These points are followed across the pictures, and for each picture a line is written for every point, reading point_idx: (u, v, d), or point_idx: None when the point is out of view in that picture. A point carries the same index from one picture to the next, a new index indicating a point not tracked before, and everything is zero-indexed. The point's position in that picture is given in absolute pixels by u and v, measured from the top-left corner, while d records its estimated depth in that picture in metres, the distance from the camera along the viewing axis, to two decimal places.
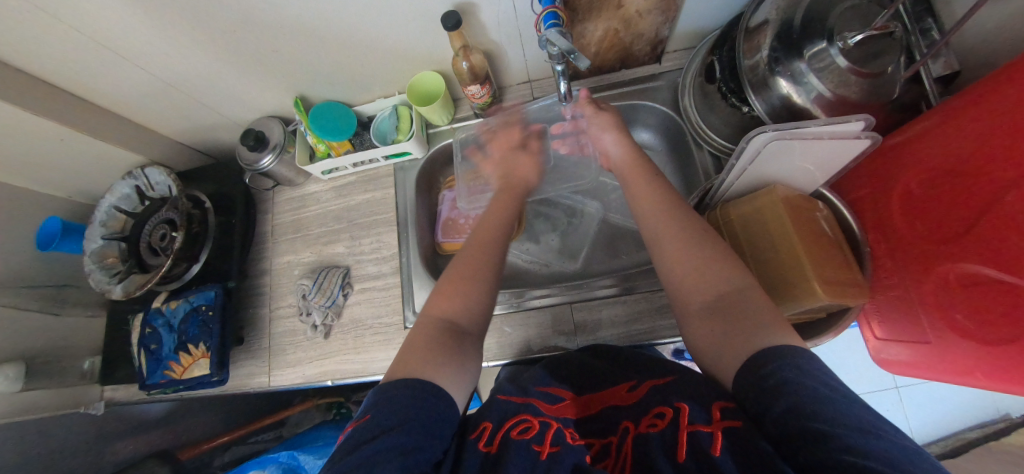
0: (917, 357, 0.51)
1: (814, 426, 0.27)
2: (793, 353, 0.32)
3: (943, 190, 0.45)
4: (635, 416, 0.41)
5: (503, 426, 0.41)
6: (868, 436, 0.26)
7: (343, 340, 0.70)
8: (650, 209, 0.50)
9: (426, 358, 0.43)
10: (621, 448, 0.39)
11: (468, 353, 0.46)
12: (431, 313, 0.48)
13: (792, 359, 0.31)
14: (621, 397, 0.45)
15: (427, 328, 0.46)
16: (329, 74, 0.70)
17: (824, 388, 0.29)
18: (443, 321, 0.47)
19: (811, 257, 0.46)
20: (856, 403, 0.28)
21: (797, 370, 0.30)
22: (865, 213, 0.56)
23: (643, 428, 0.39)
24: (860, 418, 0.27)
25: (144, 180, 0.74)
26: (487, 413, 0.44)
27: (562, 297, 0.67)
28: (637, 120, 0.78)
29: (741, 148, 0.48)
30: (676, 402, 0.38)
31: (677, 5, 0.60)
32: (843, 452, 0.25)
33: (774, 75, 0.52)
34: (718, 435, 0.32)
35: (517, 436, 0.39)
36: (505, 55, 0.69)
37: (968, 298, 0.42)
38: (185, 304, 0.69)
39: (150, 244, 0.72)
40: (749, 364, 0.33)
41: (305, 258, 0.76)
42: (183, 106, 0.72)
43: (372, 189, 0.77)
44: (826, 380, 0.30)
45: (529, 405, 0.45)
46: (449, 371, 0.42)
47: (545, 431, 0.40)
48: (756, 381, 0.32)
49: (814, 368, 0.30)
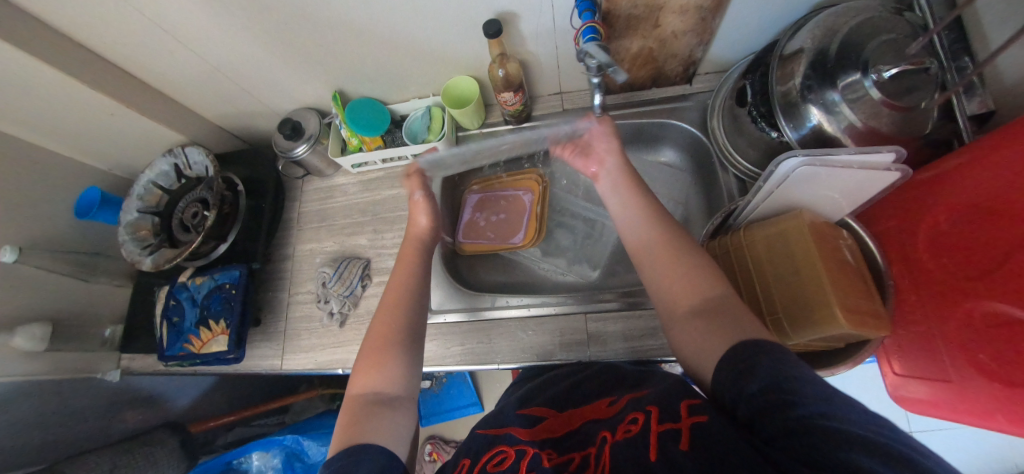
0: (936, 395, 0.50)
1: (778, 400, 0.29)
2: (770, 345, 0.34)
3: (972, 228, 0.45)
4: (611, 425, 0.41)
5: (480, 460, 0.43)
6: (822, 394, 0.28)
7: (357, 330, 0.71)
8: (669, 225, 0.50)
9: (358, 427, 0.43)
10: (599, 458, 0.37)
11: (400, 408, 0.46)
12: (360, 379, 0.48)
13: (768, 349, 0.33)
14: (602, 412, 0.45)
15: (353, 401, 0.46)
16: (369, 72, 0.73)
17: (793, 370, 0.30)
18: (367, 394, 0.46)
19: (834, 284, 0.45)
20: (824, 379, 0.30)
21: (774, 357, 0.32)
22: (890, 246, 0.55)
23: (619, 434, 0.38)
24: (824, 388, 0.29)
25: (183, 159, 0.77)
26: (465, 450, 0.47)
27: (578, 306, 0.67)
28: (663, 138, 0.79)
29: (768, 171, 0.49)
30: (647, 407, 0.39)
31: (713, 28, 0.62)
32: (812, 416, 0.27)
33: (806, 103, 0.53)
34: (687, 432, 0.33)
35: (494, 469, 0.41)
36: (540, 65, 0.71)
37: (994, 337, 0.42)
38: (210, 281, 0.71)
39: (183, 220, 0.75)
40: (732, 357, 0.35)
41: (328, 247, 0.78)
42: (227, 91, 0.76)
43: (398, 186, 0.79)
44: (796, 360, 0.32)
45: (505, 435, 0.46)
46: (387, 431, 0.43)
47: (521, 458, 0.41)
48: (734, 372, 0.34)
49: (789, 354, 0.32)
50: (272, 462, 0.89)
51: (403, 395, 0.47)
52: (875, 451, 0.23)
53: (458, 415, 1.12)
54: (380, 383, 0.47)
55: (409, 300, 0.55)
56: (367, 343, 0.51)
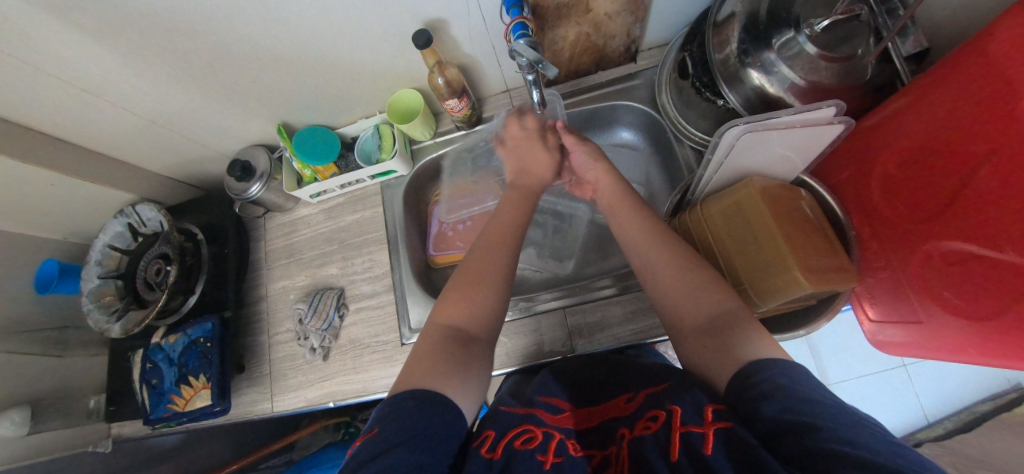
0: (910, 337, 0.50)
1: (787, 424, 0.29)
2: (773, 364, 0.34)
3: (919, 171, 0.45)
4: (630, 423, 0.41)
5: (506, 435, 0.41)
6: (831, 417, 0.28)
7: (342, 361, 0.70)
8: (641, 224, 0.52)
9: (427, 369, 0.43)
10: (620, 454, 0.38)
11: (475, 362, 0.45)
12: (447, 310, 0.49)
13: (790, 371, 0.33)
14: (620, 408, 0.45)
15: (431, 337, 0.47)
16: (310, 99, 0.71)
17: (811, 393, 0.31)
18: (450, 329, 0.48)
19: (792, 246, 0.45)
20: (846, 408, 0.29)
21: (796, 380, 0.32)
22: (846, 197, 0.55)
23: (637, 431, 0.39)
24: (829, 409, 0.29)
25: (136, 217, 0.76)
26: (489, 423, 0.44)
27: (559, 301, 0.67)
28: (618, 120, 0.78)
29: (714, 143, 0.49)
30: (670, 406, 0.38)
31: (645, 5, 0.61)
32: (835, 443, 0.26)
33: (745, 67, 0.53)
34: (711, 435, 0.32)
35: (520, 446, 0.39)
36: (481, 66, 0.69)
37: (953, 275, 0.42)
38: (183, 338, 0.70)
39: (146, 279, 0.73)
40: (739, 374, 0.35)
41: (300, 282, 0.76)
42: (169, 141, 0.73)
43: (361, 209, 0.77)
44: (795, 379, 0.32)
45: (532, 416, 0.45)
46: (456, 380, 0.42)
47: (548, 441, 0.41)
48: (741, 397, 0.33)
49: (791, 372, 0.33)
50: None
51: (487, 339, 0.49)
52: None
53: None
54: (462, 319, 0.49)
55: (489, 279, 0.51)
56: (456, 280, 0.52)
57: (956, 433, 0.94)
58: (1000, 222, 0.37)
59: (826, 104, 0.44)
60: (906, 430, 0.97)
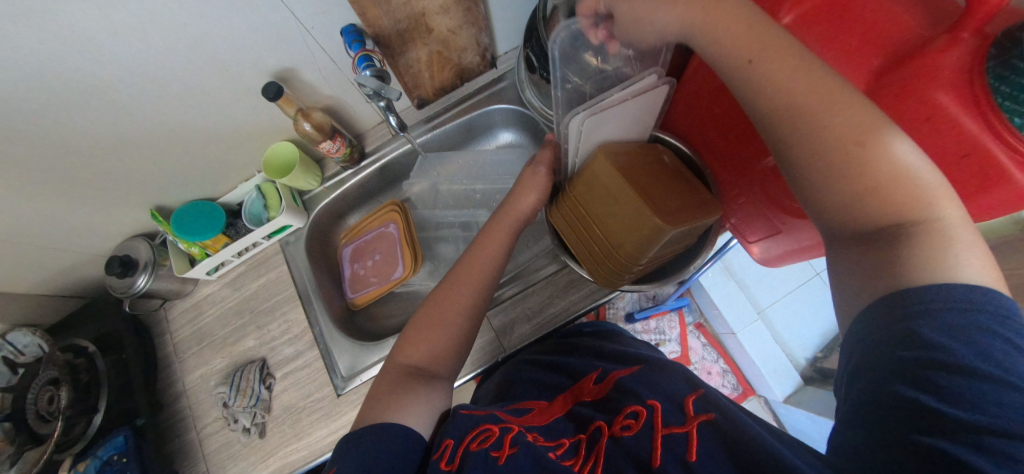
0: (782, 250, 0.56)
1: (919, 394, 0.25)
2: (945, 296, 0.26)
3: (729, 104, 0.49)
4: (607, 414, 0.43)
5: (466, 439, 0.41)
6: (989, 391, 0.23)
7: (281, 432, 0.67)
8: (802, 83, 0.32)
9: (386, 404, 0.46)
10: (592, 447, 0.40)
11: (436, 388, 0.50)
12: (411, 349, 0.53)
13: (938, 310, 0.26)
14: (591, 392, 0.48)
15: (390, 375, 0.51)
16: (178, 175, 0.68)
17: (968, 357, 0.24)
18: (409, 367, 0.51)
19: (644, 196, 0.48)
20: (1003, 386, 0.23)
21: (940, 328, 0.26)
22: (696, 141, 0.61)
23: (616, 429, 0.40)
24: (1005, 388, 0.23)
25: (8, 348, 0.68)
26: (449, 428, 0.43)
27: (520, 291, 0.67)
28: (495, 124, 0.80)
29: (563, 132, 0.53)
30: (648, 401, 0.41)
31: (482, 14, 0.64)
32: (947, 437, 0.23)
33: (577, 51, 0.57)
34: (694, 435, 0.35)
35: (475, 447, 0.39)
36: (348, 104, 0.70)
37: (782, 183, 0.48)
38: (94, 462, 0.63)
39: (38, 412, 0.66)
40: (884, 305, 0.29)
41: (217, 366, 0.72)
42: (29, 255, 0.67)
43: (265, 272, 0.74)
44: (1007, 334, 0.25)
45: (492, 415, 0.44)
46: (413, 408, 0.46)
47: (505, 435, 0.41)
48: (882, 321, 0.28)
49: (999, 324, 0.25)
50: None
51: (444, 374, 0.52)
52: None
53: None
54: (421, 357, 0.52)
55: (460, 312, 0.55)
56: (423, 312, 0.56)
57: None
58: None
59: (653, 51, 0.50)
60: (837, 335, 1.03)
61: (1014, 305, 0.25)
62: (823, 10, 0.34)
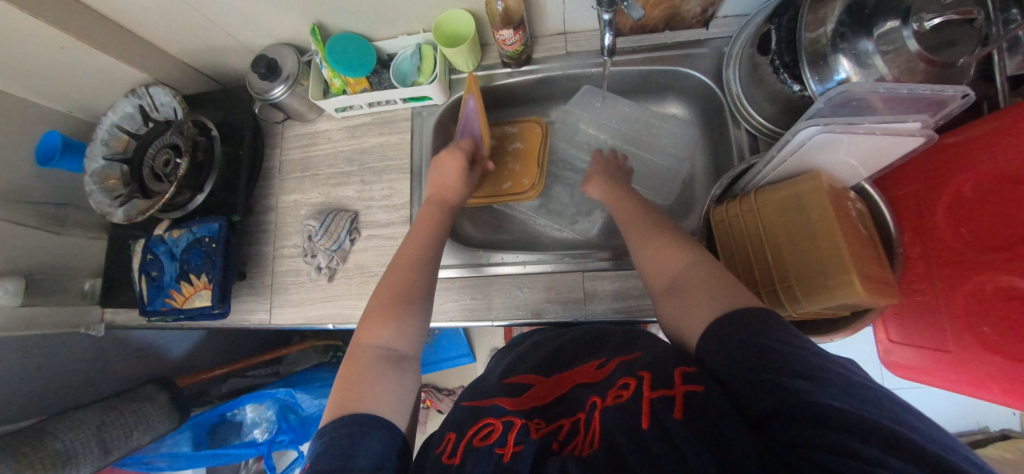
0: (927, 364, 0.50)
1: (843, 436, 0.24)
2: (784, 342, 0.31)
3: (994, 195, 0.41)
4: (601, 391, 0.40)
5: (466, 434, 0.40)
6: (828, 387, 0.27)
7: (347, 284, 0.69)
8: (668, 312, 0.42)
9: (353, 392, 0.41)
10: (589, 423, 0.37)
11: (406, 373, 0.45)
12: (373, 330, 0.46)
13: (774, 338, 0.32)
14: (589, 375, 0.45)
15: (357, 360, 0.45)
16: (350, 2, 0.64)
17: (823, 375, 0.28)
18: (379, 349, 0.45)
19: (852, 250, 0.42)
20: (857, 387, 0.27)
21: (796, 359, 0.29)
22: (904, 212, 0.52)
23: (609, 400, 0.38)
24: (858, 392, 0.27)
25: (148, 100, 0.70)
26: (450, 423, 0.44)
27: (617, 266, 0.64)
28: (671, 88, 0.73)
29: (784, 139, 0.45)
30: (639, 372, 0.38)
31: None
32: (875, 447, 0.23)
33: (836, 53, 0.49)
34: (680, 398, 0.32)
35: (479, 443, 0.38)
36: (544, 0, 0.62)
37: (999, 311, 0.40)
38: (188, 234, 0.67)
39: (153, 169, 0.69)
40: (728, 356, 0.33)
41: (313, 199, 0.73)
42: (190, 22, 0.66)
43: (387, 133, 0.73)
44: (824, 359, 0.30)
45: (492, 407, 0.44)
46: (387, 398, 0.42)
47: (509, 430, 0.39)
48: (766, 386, 0.29)
49: (818, 353, 0.30)
50: (266, 414, 0.90)
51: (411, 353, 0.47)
52: (894, 448, 0.22)
53: (449, 365, 1.14)
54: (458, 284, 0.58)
55: (422, 254, 0.54)
56: (377, 294, 0.50)
57: None
58: None
59: (955, 89, 0.38)
60: None
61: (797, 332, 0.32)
62: None
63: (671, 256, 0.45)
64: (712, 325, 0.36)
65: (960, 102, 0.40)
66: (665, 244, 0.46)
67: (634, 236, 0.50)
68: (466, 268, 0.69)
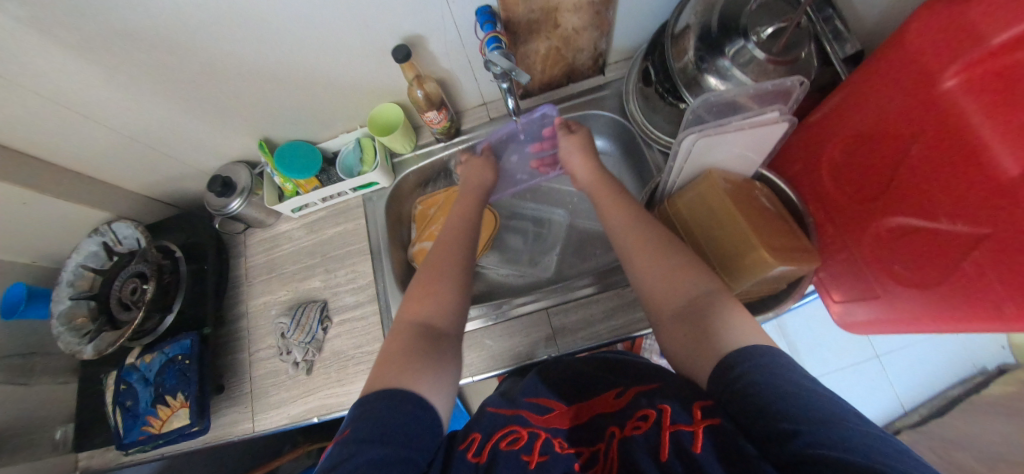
0: (872, 315, 0.54)
1: (811, 444, 0.27)
2: (757, 355, 0.34)
3: (859, 157, 0.48)
4: (620, 420, 0.42)
5: (492, 437, 0.43)
6: (837, 433, 0.27)
7: (326, 374, 0.69)
8: (674, 344, 0.42)
9: (398, 365, 0.42)
10: (608, 452, 0.39)
11: (446, 352, 0.45)
12: (414, 308, 0.50)
13: (757, 361, 0.33)
14: (608, 405, 0.47)
15: (401, 335, 0.46)
16: (290, 115, 0.72)
17: (786, 385, 0.31)
18: (419, 327, 0.47)
19: (755, 228, 0.48)
20: (824, 399, 0.30)
21: (765, 371, 0.32)
22: (803, 187, 0.59)
23: (627, 431, 0.39)
24: (818, 399, 0.30)
25: (112, 235, 0.74)
26: (476, 426, 0.46)
27: (593, 290, 0.67)
28: (589, 129, 0.82)
29: (674, 151, 0.52)
30: (660, 404, 0.39)
31: (609, 20, 0.65)
32: (817, 447, 0.26)
33: (702, 73, 0.57)
34: (700, 433, 0.33)
35: (506, 447, 0.41)
36: (458, 81, 0.72)
37: (899, 249, 0.46)
38: (160, 356, 0.68)
39: (121, 299, 0.71)
40: (720, 371, 0.35)
41: (282, 297, 0.76)
42: (147, 158, 0.73)
43: (343, 221, 0.78)
44: (789, 369, 0.32)
45: (517, 417, 0.47)
46: (431, 376, 0.42)
47: (533, 440, 0.42)
48: (740, 388, 0.32)
49: (782, 363, 0.33)
50: None
51: (455, 334, 0.48)
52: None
53: None
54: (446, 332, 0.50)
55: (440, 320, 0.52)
56: (419, 279, 0.54)
57: (930, 418, 0.97)
58: (919, 189, 0.41)
59: (791, 78, 0.47)
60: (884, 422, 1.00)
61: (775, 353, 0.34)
62: (990, 85, 0.34)
63: (666, 264, 0.47)
64: (717, 366, 0.36)
65: (800, 89, 0.48)
66: (668, 277, 0.46)
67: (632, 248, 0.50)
68: (482, 318, 0.69)
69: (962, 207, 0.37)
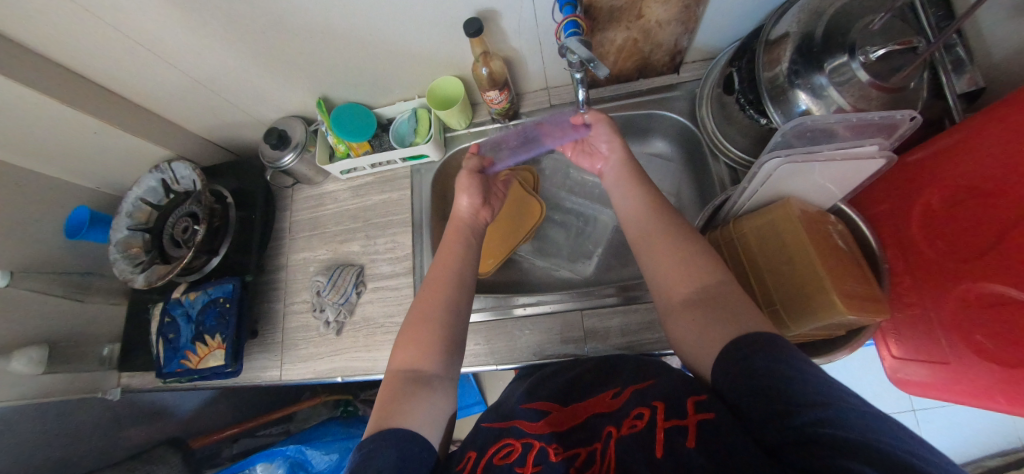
0: (932, 378, 0.50)
1: (816, 427, 0.26)
2: (763, 342, 0.33)
3: (965, 209, 0.43)
4: (617, 420, 0.40)
5: (486, 453, 0.42)
6: (843, 412, 0.26)
7: (355, 337, 0.71)
8: (694, 353, 0.40)
9: (389, 408, 0.42)
10: (604, 454, 0.37)
11: (435, 389, 0.45)
12: (402, 353, 0.48)
13: (762, 348, 0.33)
14: (605, 405, 0.44)
15: (389, 383, 0.46)
16: (351, 77, 0.72)
17: (790, 370, 0.30)
18: (405, 371, 0.47)
19: (827, 268, 0.45)
20: (827, 383, 0.29)
21: (770, 357, 0.32)
22: (885, 229, 0.54)
23: (624, 430, 0.37)
24: (822, 382, 0.29)
25: (170, 174, 0.76)
26: (471, 442, 0.46)
27: (620, 300, 0.66)
28: (653, 129, 0.78)
29: (751, 172, 0.48)
30: (653, 402, 0.37)
31: (697, 17, 0.60)
32: (819, 426, 0.26)
33: (793, 88, 0.52)
34: (693, 428, 0.32)
35: (500, 462, 0.40)
36: (525, 62, 0.69)
37: (988, 317, 0.41)
38: (204, 296, 0.71)
39: (173, 236, 0.74)
40: (730, 355, 0.35)
41: (321, 256, 0.77)
42: (210, 102, 0.74)
43: (388, 190, 0.78)
44: (793, 355, 0.32)
45: (511, 429, 0.45)
46: (417, 412, 0.42)
47: (527, 451, 0.41)
48: (746, 376, 0.32)
49: (785, 350, 0.32)
50: None
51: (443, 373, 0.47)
52: (887, 468, 0.22)
53: (462, 415, 1.12)
54: None
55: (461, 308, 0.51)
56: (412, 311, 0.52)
57: None
58: None
59: (901, 113, 0.42)
60: None
61: (776, 341, 0.33)
62: None
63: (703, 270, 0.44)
64: (727, 352, 0.35)
65: (909, 124, 0.43)
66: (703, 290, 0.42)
67: (661, 250, 0.47)
68: (491, 312, 0.70)
69: None
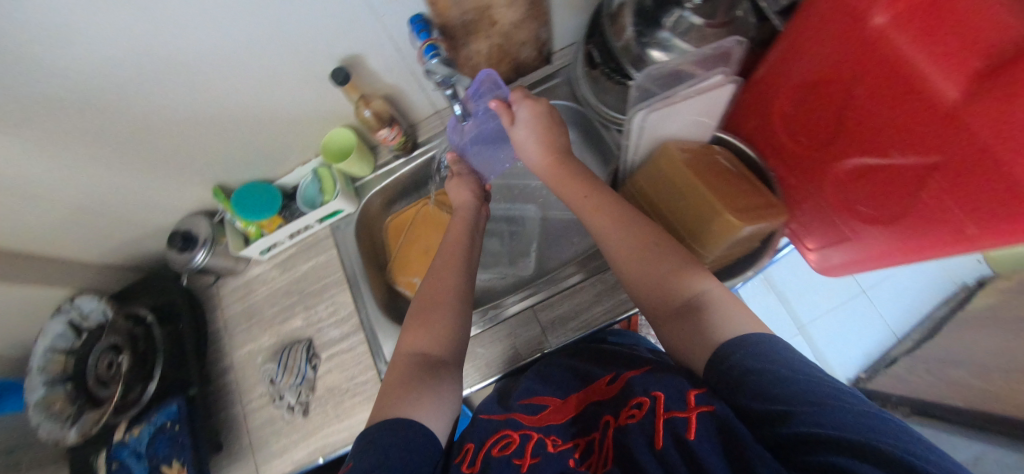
0: (845, 255, 0.55)
1: (809, 428, 0.26)
2: (748, 341, 0.34)
3: (807, 106, 0.48)
4: (614, 409, 0.42)
5: (485, 445, 0.42)
6: (837, 412, 0.27)
7: (323, 412, 0.67)
8: (655, 316, 0.42)
9: (393, 399, 0.41)
10: (603, 441, 0.40)
11: (445, 381, 0.44)
12: (411, 337, 0.49)
13: (751, 348, 0.33)
14: (602, 392, 0.46)
15: (400, 368, 0.45)
16: (240, 157, 0.70)
17: (781, 369, 0.30)
18: (414, 356, 0.47)
19: (717, 193, 0.48)
20: (814, 377, 0.30)
21: (758, 359, 0.32)
22: (760, 143, 0.59)
23: (622, 420, 0.39)
24: (808, 378, 0.30)
25: (76, 312, 0.71)
26: (470, 435, 0.45)
27: (578, 279, 0.67)
28: None
29: (627, 129, 0.51)
30: (653, 392, 0.39)
31: (545, 9, 0.64)
32: (810, 426, 0.26)
33: (643, 47, 0.56)
34: (695, 420, 0.33)
35: (498, 454, 0.40)
36: (406, 94, 0.71)
37: (861, 190, 0.46)
38: (149, 427, 0.66)
39: (99, 376, 0.69)
40: (714, 358, 0.35)
41: (266, 342, 0.74)
42: (98, 226, 0.70)
43: (314, 255, 0.77)
44: (780, 351, 0.32)
45: (510, 420, 0.45)
46: (426, 403, 0.41)
47: (527, 442, 0.41)
48: (734, 376, 0.32)
49: (768, 346, 0.33)
50: None
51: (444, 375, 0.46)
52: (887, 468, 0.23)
53: None
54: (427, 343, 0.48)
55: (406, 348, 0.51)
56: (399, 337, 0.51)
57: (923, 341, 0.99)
58: (873, 129, 0.41)
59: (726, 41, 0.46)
60: (881, 351, 1.02)
61: (760, 339, 0.34)
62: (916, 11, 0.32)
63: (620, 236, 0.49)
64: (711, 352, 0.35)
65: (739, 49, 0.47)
66: (649, 266, 0.45)
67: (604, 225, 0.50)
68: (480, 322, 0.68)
69: (917, 145, 0.37)
